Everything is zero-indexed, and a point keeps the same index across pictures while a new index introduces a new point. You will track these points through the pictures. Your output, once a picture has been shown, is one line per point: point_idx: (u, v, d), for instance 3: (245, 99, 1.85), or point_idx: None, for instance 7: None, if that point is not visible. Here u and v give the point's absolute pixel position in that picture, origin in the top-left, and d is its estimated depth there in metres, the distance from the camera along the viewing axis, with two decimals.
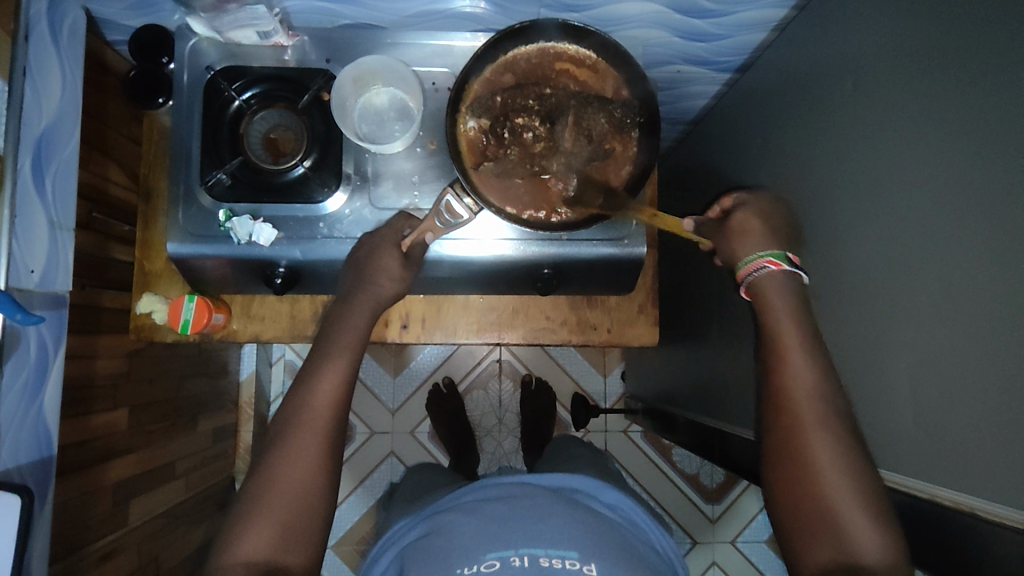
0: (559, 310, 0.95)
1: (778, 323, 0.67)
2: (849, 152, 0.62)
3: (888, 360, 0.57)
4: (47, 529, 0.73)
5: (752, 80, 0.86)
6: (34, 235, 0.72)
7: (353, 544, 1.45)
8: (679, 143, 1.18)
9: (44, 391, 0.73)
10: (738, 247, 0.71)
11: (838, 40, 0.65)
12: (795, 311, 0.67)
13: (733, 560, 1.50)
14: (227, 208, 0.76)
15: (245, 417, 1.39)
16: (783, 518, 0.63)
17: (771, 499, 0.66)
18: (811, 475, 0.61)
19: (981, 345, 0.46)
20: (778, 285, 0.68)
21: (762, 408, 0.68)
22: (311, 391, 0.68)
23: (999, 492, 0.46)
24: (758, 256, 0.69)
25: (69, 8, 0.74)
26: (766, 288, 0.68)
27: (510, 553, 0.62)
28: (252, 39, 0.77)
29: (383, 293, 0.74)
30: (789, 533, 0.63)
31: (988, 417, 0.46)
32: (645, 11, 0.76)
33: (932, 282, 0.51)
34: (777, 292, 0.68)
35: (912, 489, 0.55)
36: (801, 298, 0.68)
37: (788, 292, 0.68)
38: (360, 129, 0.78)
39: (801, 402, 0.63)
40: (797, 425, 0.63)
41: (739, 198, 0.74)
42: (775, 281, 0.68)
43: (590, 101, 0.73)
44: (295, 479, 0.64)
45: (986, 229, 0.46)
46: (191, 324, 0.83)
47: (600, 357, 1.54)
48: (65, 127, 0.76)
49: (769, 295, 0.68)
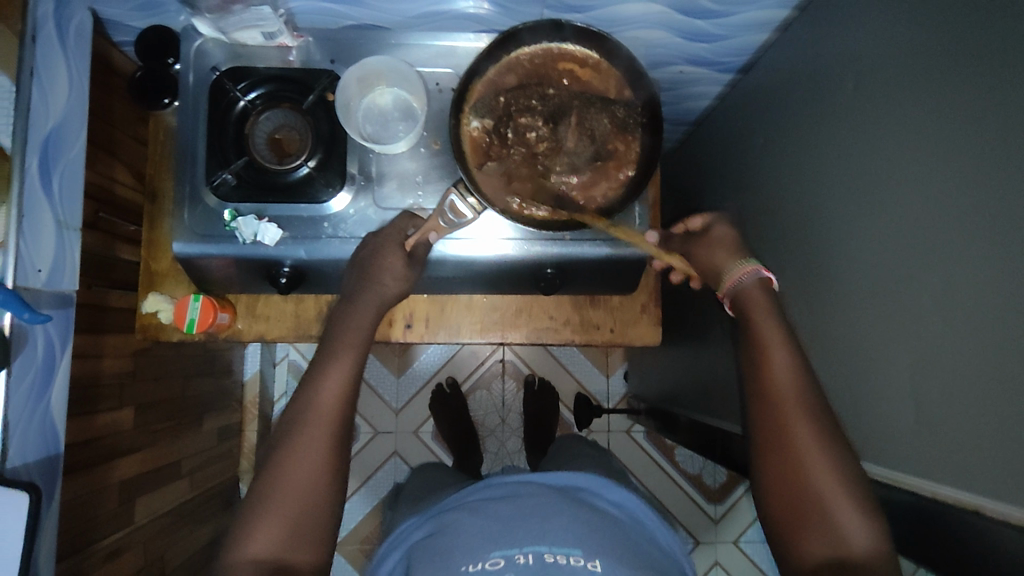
0: (562, 309, 0.96)
1: (762, 327, 0.67)
2: (850, 152, 0.62)
3: (888, 358, 0.57)
4: (54, 526, 0.74)
5: (754, 80, 0.86)
6: (41, 234, 0.72)
7: (357, 543, 1.45)
8: (681, 143, 1.19)
9: (51, 390, 0.73)
10: (716, 251, 0.74)
11: (840, 40, 0.65)
12: (776, 305, 0.69)
13: (735, 560, 1.50)
14: (232, 208, 0.77)
15: (249, 417, 1.39)
16: (778, 519, 0.63)
17: (760, 499, 0.65)
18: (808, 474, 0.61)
19: (983, 343, 0.46)
20: (758, 293, 0.69)
21: (749, 407, 0.67)
22: (317, 389, 0.68)
23: (1001, 489, 0.46)
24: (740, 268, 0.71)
25: (76, 9, 0.75)
26: (748, 294, 0.70)
27: (514, 551, 0.62)
28: (257, 40, 0.78)
29: (387, 293, 0.74)
30: (780, 532, 0.62)
31: (989, 415, 0.46)
32: (648, 11, 0.77)
33: (933, 280, 0.51)
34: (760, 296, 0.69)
35: (914, 488, 0.55)
36: (777, 302, 0.69)
37: (766, 297, 0.69)
38: (365, 129, 0.78)
39: (796, 401, 0.63)
40: (789, 424, 0.63)
41: (707, 217, 0.77)
42: (757, 288, 0.70)
43: (593, 101, 0.74)
44: (299, 478, 0.64)
45: (987, 227, 0.46)
46: (196, 323, 0.83)
47: (602, 357, 1.54)
48: (71, 127, 0.76)
49: (751, 298, 0.69)
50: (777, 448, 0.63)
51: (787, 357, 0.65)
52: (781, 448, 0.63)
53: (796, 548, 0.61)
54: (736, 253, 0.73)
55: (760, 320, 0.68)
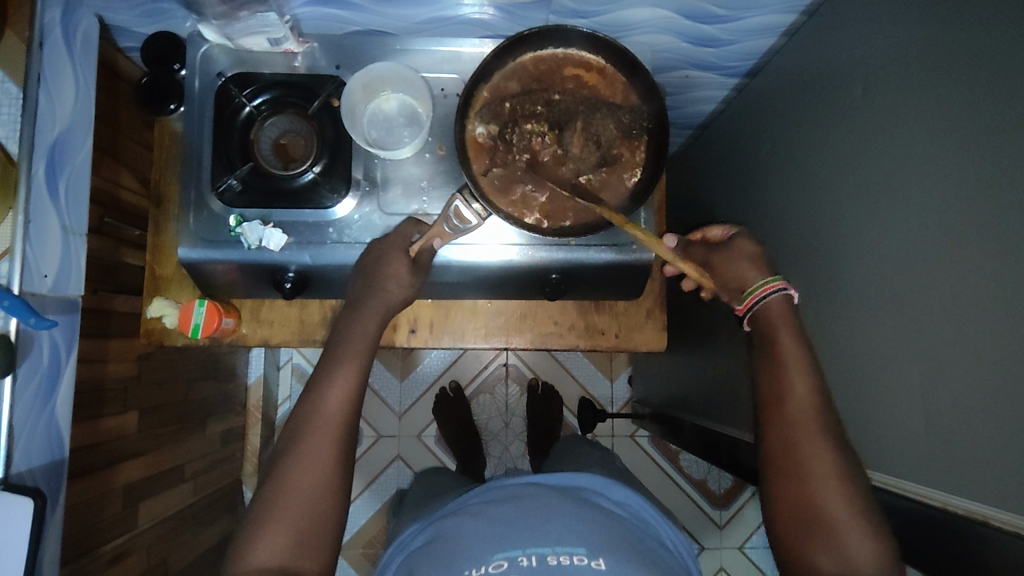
0: (567, 315, 0.95)
1: (785, 341, 0.66)
2: (857, 157, 0.62)
3: (896, 366, 0.57)
4: (59, 531, 0.74)
5: (761, 85, 0.86)
6: (47, 240, 0.72)
7: (360, 547, 1.45)
8: (686, 147, 1.18)
9: (57, 394, 0.73)
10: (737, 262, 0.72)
11: (847, 45, 0.65)
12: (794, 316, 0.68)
13: (740, 566, 1.49)
14: (238, 214, 0.77)
15: (253, 420, 1.39)
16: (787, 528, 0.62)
17: (767, 503, 0.65)
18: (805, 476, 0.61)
19: (993, 351, 0.46)
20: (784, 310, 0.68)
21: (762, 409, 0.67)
22: (320, 395, 0.68)
23: (1013, 500, 0.46)
24: (767, 282, 0.69)
25: (83, 15, 0.75)
26: (774, 312, 0.68)
27: (517, 553, 0.62)
28: (262, 46, 0.78)
29: (391, 298, 0.74)
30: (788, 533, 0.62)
31: (1000, 423, 0.46)
32: (654, 16, 0.77)
33: (942, 286, 0.51)
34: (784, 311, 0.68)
35: (925, 497, 0.54)
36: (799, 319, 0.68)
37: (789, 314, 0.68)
38: (370, 135, 0.78)
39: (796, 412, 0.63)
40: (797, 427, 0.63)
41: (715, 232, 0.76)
42: (779, 304, 0.68)
43: (598, 107, 0.74)
44: (304, 484, 0.64)
45: (998, 233, 0.45)
46: (200, 328, 0.83)
47: (606, 362, 1.54)
48: (77, 133, 0.76)
49: (772, 316, 0.68)
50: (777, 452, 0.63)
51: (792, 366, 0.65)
52: (790, 457, 0.63)
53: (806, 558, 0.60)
54: (761, 267, 0.71)
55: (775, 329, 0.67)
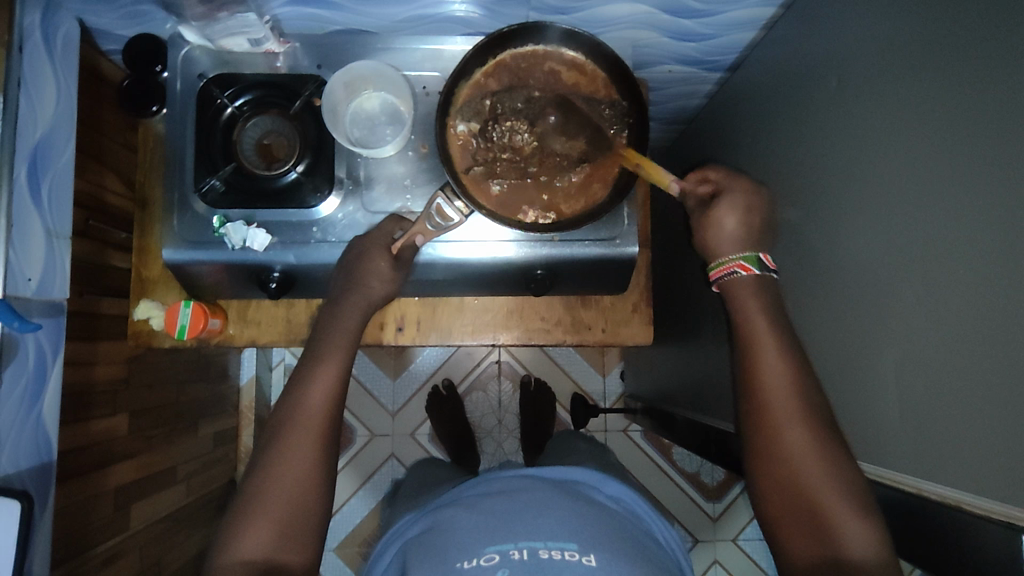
0: (553, 310, 0.96)
1: (762, 336, 0.67)
2: (834, 149, 0.63)
3: (874, 353, 0.57)
4: (48, 532, 0.74)
5: (742, 79, 0.87)
6: (31, 243, 0.73)
7: (355, 546, 1.45)
8: (672, 142, 1.19)
9: (43, 397, 0.73)
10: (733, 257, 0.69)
11: (823, 37, 0.65)
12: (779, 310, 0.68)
13: (734, 558, 1.50)
14: (221, 215, 0.77)
15: (245, 421, 1.39)
16: (780, 526, 0.63)
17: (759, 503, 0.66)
18: (807, 477, 0.61)
19: (965, 338, 0.46)
20: (750, 289, 0.69)
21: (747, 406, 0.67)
22: (305, 392, 0.69)
23: (984, 484, 0.46)
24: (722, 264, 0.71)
25: (63, 19, 0.76)
26: (736, 290, 0.70)
27: (509, 546, 0.62)
28: (243, 47, 0.78)
29: (374, 295, 0.74)
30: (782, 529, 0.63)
31: (974, 409, 0.46)
32: (635, 12, 0.77)
33: (916, 279, 0.51)
34: (760, 301, 0.69)
35: (897, 482, 0.56)
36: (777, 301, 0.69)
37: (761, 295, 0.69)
38: (352, 134, 0.79)
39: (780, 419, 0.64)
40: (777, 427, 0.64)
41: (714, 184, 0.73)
42: (745, 281, 0.70)
43: (579, 103, 0.74)
44: (289, 481, 0.64)
45: (971, 220, 0.46)
46: (186, 329, 0.84)
47: (599, 357, 1.55)
48: (59, 137, 0.77)
49: (748, 306, 0.69)
50: (772, 458, 0.64)
51: (783, 359, 0.65)
52: (779, 459, 0.63)
53: (786, 534, 0.62)
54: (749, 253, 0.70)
55: (753, 315, 0.68)
